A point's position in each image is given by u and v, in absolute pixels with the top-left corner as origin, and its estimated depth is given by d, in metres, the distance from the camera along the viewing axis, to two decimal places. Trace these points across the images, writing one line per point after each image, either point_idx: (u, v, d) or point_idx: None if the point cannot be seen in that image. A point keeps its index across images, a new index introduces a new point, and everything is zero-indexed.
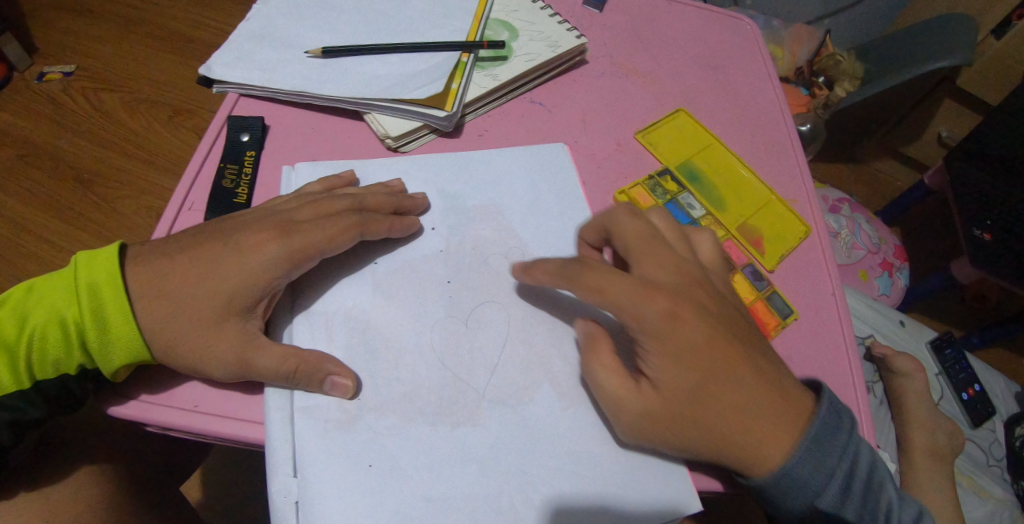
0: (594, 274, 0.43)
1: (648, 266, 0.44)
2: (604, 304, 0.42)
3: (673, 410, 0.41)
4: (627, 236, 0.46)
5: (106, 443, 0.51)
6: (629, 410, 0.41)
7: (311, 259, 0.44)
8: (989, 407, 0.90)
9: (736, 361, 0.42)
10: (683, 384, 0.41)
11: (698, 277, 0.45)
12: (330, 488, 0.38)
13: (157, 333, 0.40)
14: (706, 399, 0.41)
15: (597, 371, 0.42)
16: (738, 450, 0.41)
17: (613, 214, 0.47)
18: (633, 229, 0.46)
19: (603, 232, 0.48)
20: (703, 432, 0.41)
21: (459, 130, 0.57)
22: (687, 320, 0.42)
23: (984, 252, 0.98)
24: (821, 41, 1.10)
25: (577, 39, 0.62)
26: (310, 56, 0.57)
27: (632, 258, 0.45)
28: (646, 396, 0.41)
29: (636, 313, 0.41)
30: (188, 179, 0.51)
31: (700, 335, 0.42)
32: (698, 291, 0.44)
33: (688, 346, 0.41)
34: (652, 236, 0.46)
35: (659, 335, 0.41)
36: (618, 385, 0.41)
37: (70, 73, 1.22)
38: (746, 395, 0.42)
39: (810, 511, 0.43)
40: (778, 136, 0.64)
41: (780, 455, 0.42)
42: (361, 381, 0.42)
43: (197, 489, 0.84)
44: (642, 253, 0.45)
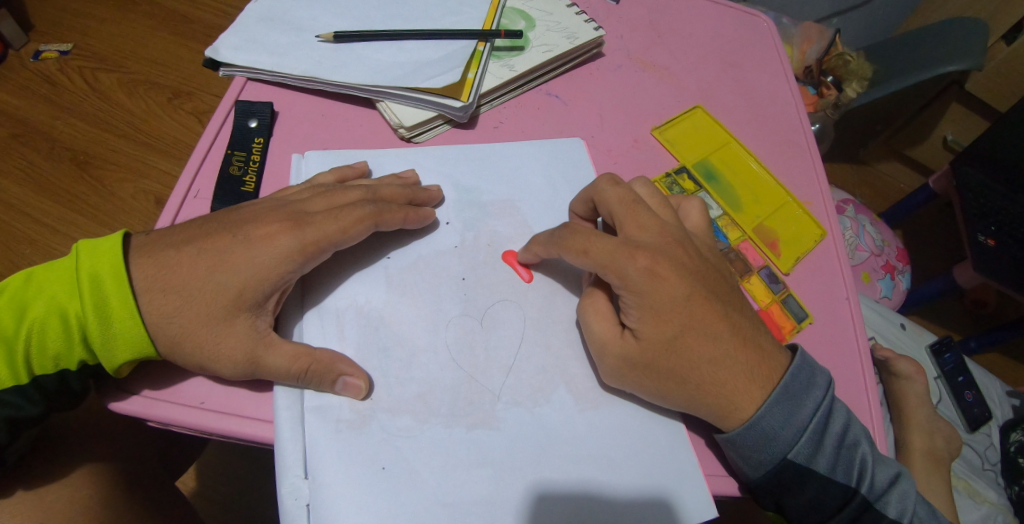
0: (578, 235, 0.43)
1: (630, 228, 0.43)
2: (589, 265, 0.42)
3: (650, 358, 0.41)
4: (611, 202, 0.45)
5: (106, 439, 0.50)
6: (611, 354, 0.42)
7: (324, 253, 0.42)
8: (986, 410, 0.90)
9: (720, 322, 0.42)
10: (660, 334, 0.41)
11: (680, 238, 0.44)
12: (339, 489, 0.37)
13: (163, 327, 0.39)
14: (682, 349, 0.41)
15: (588, 315, 0.43)
16: (716, 406, 0.41)
17: (595, 184, 0.46)
18: (615, 196, 0.45)
19: (590, 203, 0.47)
20: (681, 385, 0.41)
21: (474, 121, 0.56)
22: (667, 278, 0.41)
23: (988, 258, 0.98)
24: (832, 40, 1.08)
25: (596, 31, 0.60)
26: (321, 40, 0.55)
27: (615, 222, 0.44)
28: (626, 343, 0.41)
29: (618, 269, 0.41)
30: (193, 166, 0.50)
31: (678, 290, 0.41)
32: (678, 249, 0.43)
33: (668, 299, 0.41)
34: (635, 201, 0.44)
35: (639, 290, 0.41)
36: (603, 330, 0.42)
37: (66, 52, 1.18)
38: (728, 358, 0.41)
39: (782, 463, 0.41)
40: (794, 135, 0.63)
41: (752, 407, 0.41)
42: (374, 381, 0.41)
43: (193, 479, 0.83)
44: (624, 217, 0.44)
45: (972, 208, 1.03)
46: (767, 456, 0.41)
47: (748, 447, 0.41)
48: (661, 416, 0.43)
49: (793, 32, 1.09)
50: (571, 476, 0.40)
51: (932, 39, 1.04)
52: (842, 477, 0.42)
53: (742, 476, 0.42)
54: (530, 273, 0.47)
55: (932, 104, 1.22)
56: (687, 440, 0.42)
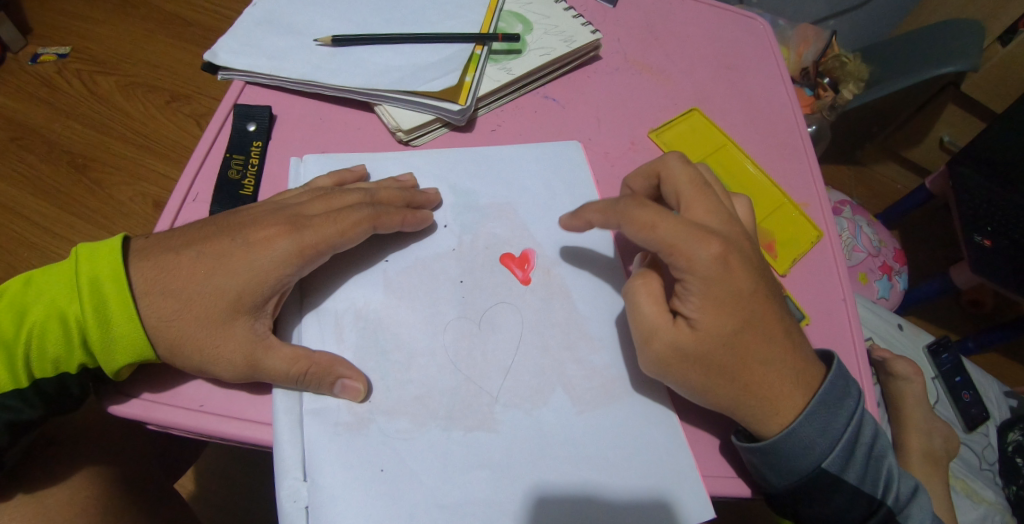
0: (647, 209, 0.41)
1: (696, 211, 0.44)
2: (652, 242, 0.41)
3: (704, 351, 0.40)
4: (680, 181, 0.45)
5: (104, 442, 0.50)
6: (661, 341, 0.41)
7: (323, 255, 0.43)
8: (983, 410, 0.90)
9: (772, 322, 0.42)
10: (720, 327, 0.40)
11: (743, 234, 0.44)
12: (338, 491, 0.37)
13: (163, 330, 0.39)
14: (739, 345, 0.41)
15: (641, 296, 0.43)
16: (759, 408, 0.41)
17: (665, 160, 0.47)
18: (686, 177, 0.45)
19: (652, 179, 0.47)
20: (728, 382, 0.41)
21: (472, 124, 0.56)
22: (737, 270, 0.41)
23: (984, 259, 0.99)
24: (827, 43, 1.10)
25: (593, 34, 0.61)
26: (319, 44, 0.56)
27: (682, 203, 0.45)
28: (680, 331, 0.41)
29: (689, 251, 0.40)
30: (191, 169, 0.50)
31: (745, 283, 0.41)
32: (743, 244, 0.43)
33: (734, 290, 0.41)
34: (704, 185, 0.45)
35: (706, 277, 0.40)
36: (655, 314, 0.42)
37: (65, 55, 1.18)
38: (777, 359, 0.41)
39: (814, 473, 0.41)
40: (790, 138, 0.63)
41: (792, 412, 0.42)
42: (372, 384, 0.41)
43: (191, 482, 0.83)
44: (693, 201, 0.44)
45: (967, 209, 1.04)
46: (801, 465, 0.41)
47: (781, 454, 0.41)
48: (658, 418, 0.43)
49: (790, 34, 1.11)
50: (569, 477, 0.40)
51: (928, 40, 1.04)
52: (869, 488, 0.43)
53: (763, 483, 0.42)
54: (526, 274, 0.47)
55: (928, 105, 1.23)
56: (684, 442, 0.42)
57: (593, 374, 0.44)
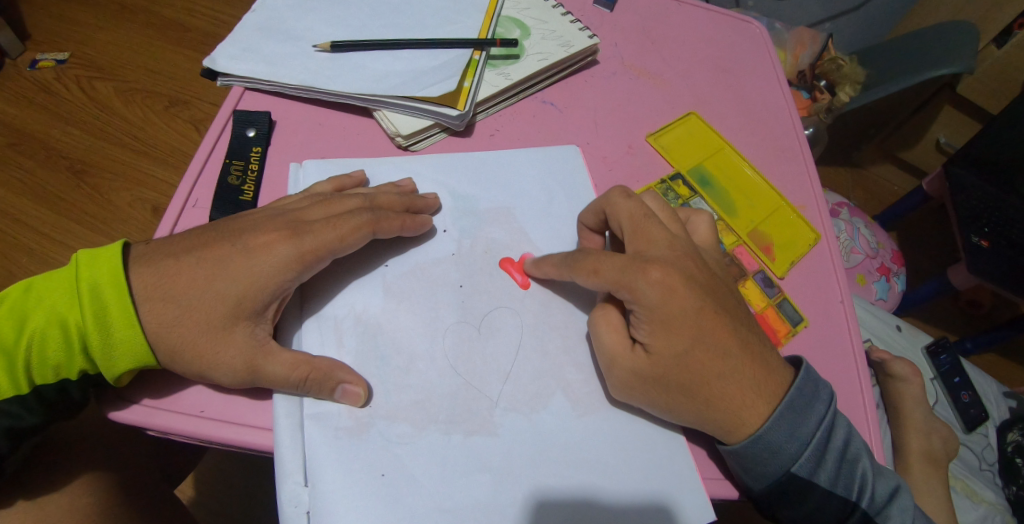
0: (589, 256, 0.44)
1: (639, 243, 0.44)
2: (600, 284, 0.43)
3: (660, 373, 0.41)
4: (622, 217, 0.45)
5: (106, 447, 0.50)
6: (620, 367, 0.42)
7: (321, 260, 0.43)
8: (982, 411, 0.90)
9: (726, 337, 0.42)
10: (670, 349, 0.41)
11: (690, 253, 0.44)
12: (339, 495, 0.37)
13: (163, 336, 0.39)
14: (693, 363, 0.41)
15: (598, 327, 0.43)
16: (725, 420, 0.41)
17: (608, 197, 0.46)
18: (627, 210, 0.45)
19: (601, 216, 0.47)
20: (689, 398, 0.41)
21: (470, 129, 0.56)
22: (680, 292, 0.41)
23: (983, 258, 0.98)
24: (824, 45, 1.09)
25: (590, 38, 0.61)
26: (318, 50, 0.56)
27: (625, 237, 0.45)
28: (636, 357, 0.42)
29: (630, 284, 0.41)
30: (192, 175, 0.50)
31: (690, 303, 0.41)
32: (688, 263, 0.43)
33: (679, 312, 0.41)
34: (646, 216, 0.45)
35: (651, 304, 0.41)
36: (613, 342, 0.43)
37: (63, 61, 1.19)
38: (735, 372, 0.41)
39: (785, 476, 0.41)
40: (787, 141, 0.64)
41: (758, 421, 0.41)
42: (373, 388, 0.41)
43: (191, 488, 0.83)
44: (635, 232, 0.44)
45: (965, 210, 1.04)
46: (771, 469, 0.41)
47: (750, 460, 0.41)
48: (659, 421, 0.43)
49: (786, 36, 1.09)
50: (569, 482, 0.40)
51: (924, 43, 1.05)
52: (843, 491, 0.42)
53: (742, 484, 0.42)
54: (526, 279, 0.48)
55: (924, 107, 1.24)
56: (684, 445, 0.43)
57: (592, 377, 0.44)
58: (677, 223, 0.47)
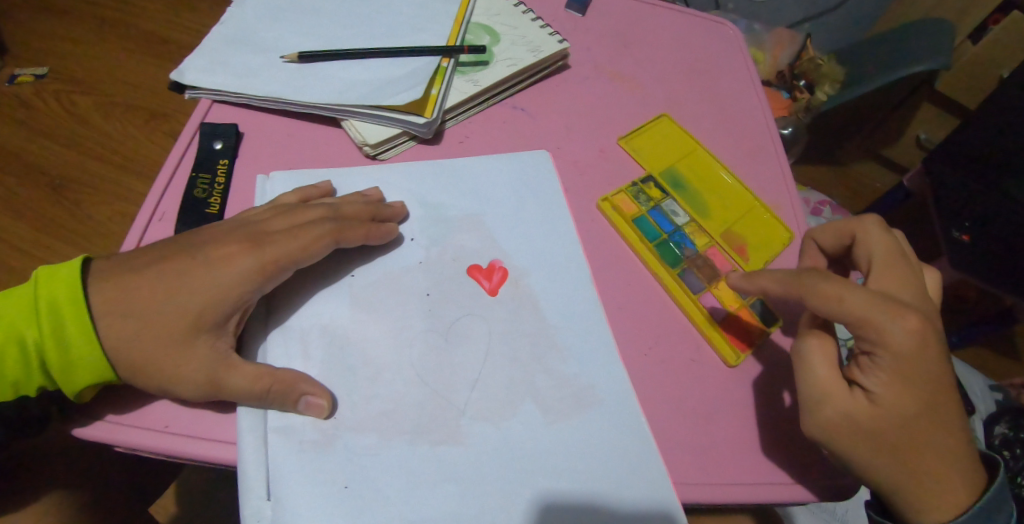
0: (829, 281, 0.43)
1: (886, 279, 0.45)
2: (842, 313, 0.41)
3: (880, 425, 0.41)
4: (873, 245, 0.46)
5: (75, 466, 0.49)
6: (832, 408, 0.42)
7: (285, 271, 0.42)
8: (969, 404, 0.90)
9: (947, 403, 0.42)
10: (899, 404, 0.41)
11: (928, 308, 0.44)
12: (303, 509, 0.37)
13: (124, 352, 0.38)
14: (914, 423, 0.41)
15: (813, 355, 0.44)
16: (914, 487, 0.41)
17: (864, 223, 0.48)
18: (883, 243, 0.46)
19: (843, 239, 0.49)
20: (897, 463, 0.41)
21: (440, 137, 0.56)
22: (930, 351, 0.41)
23: (963, 253, 1.02)
24: (802, 45, 1.14)
25: (560, 43, 0.61)
26: (285, 61, 0.56)
27: (870, 269, 0.46)
28: (855, 399, 0.41)
29: (883, 327, 0.40)
30: (158, 189, 0.50)
31: (936, 362, 0.41)
32: (938, 324, 0.43)
33: (922, 367, 0.41)
34: (898, 254, 0.46)
35: (903, 351, 0.40)
36: (829, 376, 0.43)
37: (42, 76, 1.18)
38: (942, 453, 0.41)
39: None
40: (760, 141, 0.64)
41: (949, 506, 0.42)
42: (338, 399, 0.41)
43: (173, 504, 0.82)
44: (884, 268, 0.45)
45: (946, 206, 1.07)
46: None
47: None
48: (631, 427, 0.43)
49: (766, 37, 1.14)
50: (538, 492, 0.40)
51: (900, 41, 1.06)
52: None
53: None
54: (493, 286, 0.47)
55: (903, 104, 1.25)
56: (656, 450, 0.42)
57: (563, 383, 0.44)
58: (923, 272, 0.47)
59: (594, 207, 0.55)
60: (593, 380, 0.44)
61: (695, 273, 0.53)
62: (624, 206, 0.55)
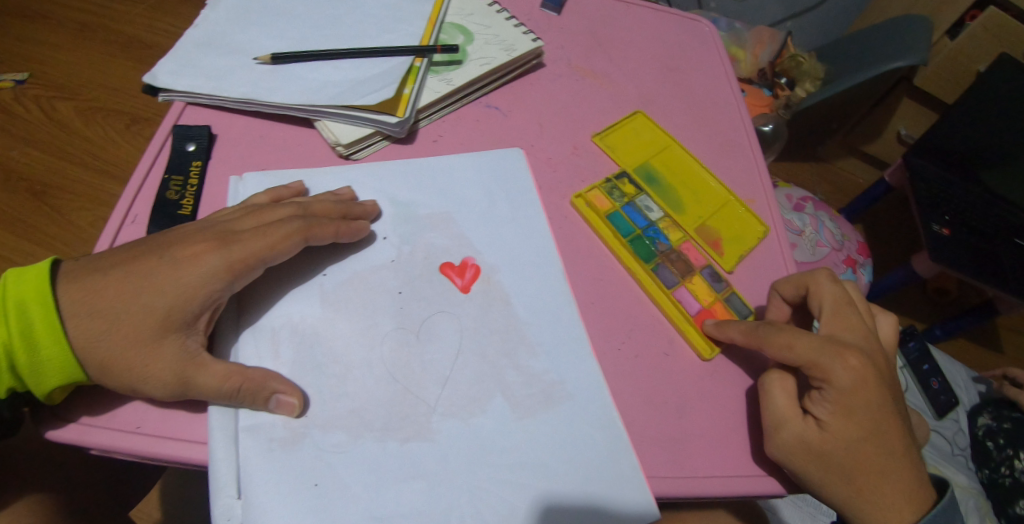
0: (781, 331, 0.46)
1: (835, 326, 0.48)
2: (790, 357, 0.45)
3: (834, 452, 0.44)
4: (825, 298, 0.49)
5: (51, 469, 0.49)
6: (790, 434, 0.44)
7: (255, 270, 0.42)
8: (952, 397, 0.91)
9: (893, 434, 0.45)
10: (848, 433, 0.44)
11: (876, 352, 0.48)
12: (272, 508, 0.37)
13: (92, 351, 0.38)
14: (862, 451, 0.44)
15: (773, 389, 0.46)
16: (867, 512, 0.44)
17: (817, 276, 0.50)
18: (832, 294, 0.48)
19: (801, 290, 0.50)
20: (846, 484, 0.44)
21: (413, 136, 0.56)
22: (872, 385, 0.45)
23: (944, 246, 0.99)
24: (782, 43, 1.14)
25: (533, 42, 0.62)
26: (258, 62, 0.56)
27: (823, 317, 0.48)
28: (811, 427, 0.44)
29: (826, 365, 0.45)
30: (131, 191, 0.50)
31: (877, 396, 0.45)
32: (880, 362, 0.47)
33: (866, 400, 0.44)
34: (848, 305, 0.48)
35: (845, 386, 0.44)
36: (787, 406, 0.45)
37: (22, 81, 1.18)
38: (891, 476, 0.45)
39: None
40: (733, 137, 0.64)
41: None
42: (309, 398, 0.41)
43: (156, 508, 0.82)
44: (834, 318, 0.48)
45: (925, 198, 1.05)
46: None
47: None
48: (601, 420, 0.43)
49: (745, 36, 1.14)
50: (508, 490, 0.39)
51: (878, 39, 1.07)
52: None
53: None
54: (466, 282, 0.48)
55: (884, 100, 1.26)
56: (627, 443, 0.43)
57: (534, 378, 0.44)
58: (869, 318, 0.51)
59: (568, 204, 0.55)
60: (564, 375, 0.45)
61: (669, 268, 0.54)
62: (597, 202, 0.55)
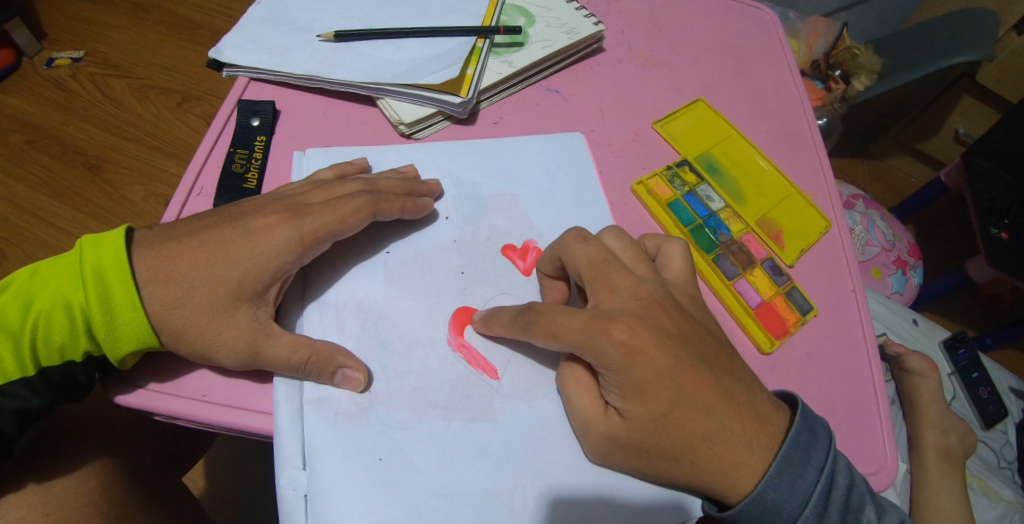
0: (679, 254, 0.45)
1: (600, 293, 0.40)
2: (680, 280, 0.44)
3: (638, 441, 0.37)
4: (580, 263, 0.41)
5: (116, 434, 0.51)
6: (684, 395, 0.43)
7: (322, 243, 0.43)
8: (1001, 407, 0.87)
9: (705, 389, 0.38)
10: (647, 413, 0.37)
11: (658, 297, 0.40)
12: (337, 481, 0.37)
13: (166, 317, 0.39)
14: (674, 425, 0.37)
15: (567, 385, 0.40)
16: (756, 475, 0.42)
17: (563, 242, 0.42)
18: (586, 256, 0.41)
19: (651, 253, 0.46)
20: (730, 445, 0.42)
21: (474, 117, 0.56)
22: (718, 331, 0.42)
23: (1003, 252, 0.96)
24: (838, 34, 1.07)
25: (595, 25, 0.60)
26: (322, 40, 0.56)
27: (584, 285, 0.41)
28: (611, 422, 0.38)
29: (594, 349, 0.37)
30: (197, 163, 0.50)
31: (662, 361, 0.37)
32: (657, 312, 0.39)
33: (651, 375, 0.37)
34: (608, 261, 0.41)
35: (617, 367, 0.37)
36: (585, 405, 0.39)
37: (78, 59, 1.21)
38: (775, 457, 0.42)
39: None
40: (798, 129, 0.62)
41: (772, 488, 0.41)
42: (373, 374, 0.41)
43: (201, 477, 0.84)
44: (594, 282, 0.40)
45: (984, 201, 1.01)
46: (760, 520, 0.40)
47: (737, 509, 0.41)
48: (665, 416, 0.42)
49: (799, 26, 1.06)
50: (570, 477, 0.39)
51: (938, 31, 1.03)
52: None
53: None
54: (528, 266, 0.47)
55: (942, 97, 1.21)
56: None
57: None
58: (645, 265, 0.42)
59: (628, 191, 0.55)
60: None
61: (729, 259, 0.53)
62: (658, 190, 0.54)
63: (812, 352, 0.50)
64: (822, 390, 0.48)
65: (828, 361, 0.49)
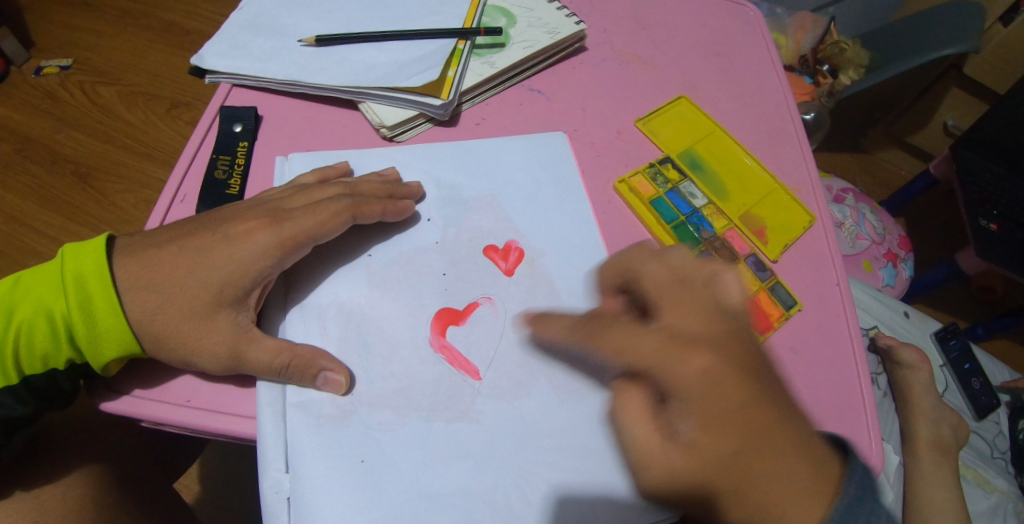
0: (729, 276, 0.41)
1: (677, 312, 0.36)
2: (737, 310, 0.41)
3: (702, 476, 0.33)
4: (655, 280, 0.38)
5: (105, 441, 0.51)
6: None
7: (303, 247, 0.43)
8: (994, 398, 0.88)
9: (780, 434, 0.33)
10: (719, 447, 0.32)
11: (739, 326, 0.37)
12: (320, 483, 0.37)
13: (147, 323, 0.39)
14: (746, 466, 0.32)
15: (622, 409, 0.35)
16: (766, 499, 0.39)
17: (642, 259, 0.40)
18: (665, 276, 0.38)
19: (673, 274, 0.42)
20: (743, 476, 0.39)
21: (456, 119, 0.56)
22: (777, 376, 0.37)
23: (991, 244, 0.96)
24: (826, 28, 1.06)
25: (576, 25, 0.60)
26: (304, 44, 0.56)
27: (656, 305, 0.37)
28: (672, 452, 0.33)
29: (669, 368, 0.33)
30: (180, 170, 0.50)
31: (740, 395, 0.33)
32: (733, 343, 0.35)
33: (726, 405, 0.33)
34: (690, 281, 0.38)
35: (693, 390, 0.33)
36: (642, 433, 0.34)
37: (67, 67, 1.21)
38: None
39: None
40: (782, 124, 0.62)
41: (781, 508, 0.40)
42: (355, 376, 0.41)
43: (196, 483, 0.85)
44: (673, 301, 0.37)
45: (973, 193, 1.01)
46: None
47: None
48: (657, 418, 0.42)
49: (787, 21, 1.07)
50: (554, 477, 0.39)
51: (924, 24, 1.03)
52: None
53: None
54: (510, 266, 0.48)
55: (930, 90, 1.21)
56: None
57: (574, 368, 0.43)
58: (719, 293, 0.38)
59: (611, 189, 0.55)
60: None
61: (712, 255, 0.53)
62: (641, 188, 0.55)
63: (796, 346, 0.50)
64: (806, 385, 0.48)
65: (811, 355, 0.50)
